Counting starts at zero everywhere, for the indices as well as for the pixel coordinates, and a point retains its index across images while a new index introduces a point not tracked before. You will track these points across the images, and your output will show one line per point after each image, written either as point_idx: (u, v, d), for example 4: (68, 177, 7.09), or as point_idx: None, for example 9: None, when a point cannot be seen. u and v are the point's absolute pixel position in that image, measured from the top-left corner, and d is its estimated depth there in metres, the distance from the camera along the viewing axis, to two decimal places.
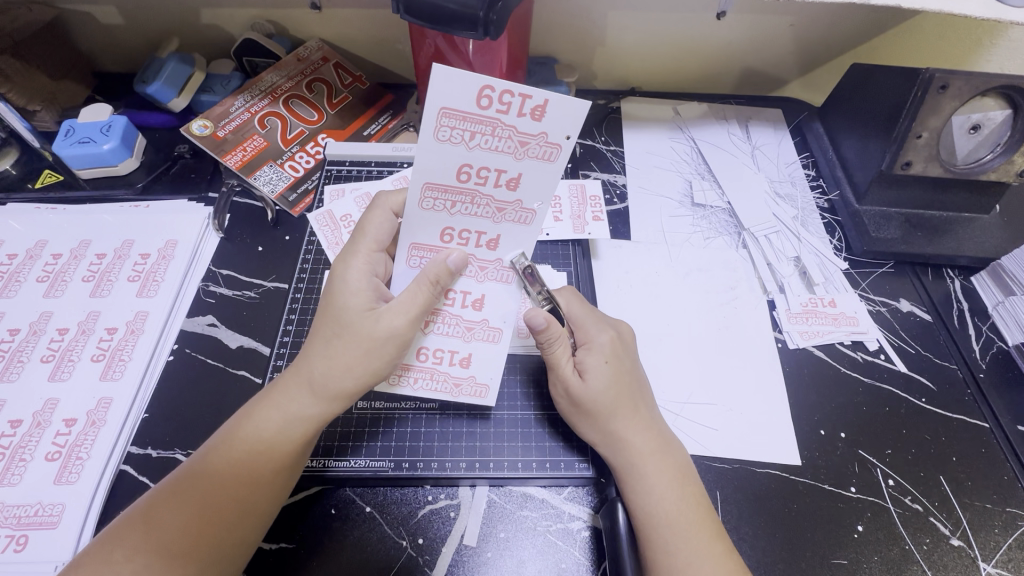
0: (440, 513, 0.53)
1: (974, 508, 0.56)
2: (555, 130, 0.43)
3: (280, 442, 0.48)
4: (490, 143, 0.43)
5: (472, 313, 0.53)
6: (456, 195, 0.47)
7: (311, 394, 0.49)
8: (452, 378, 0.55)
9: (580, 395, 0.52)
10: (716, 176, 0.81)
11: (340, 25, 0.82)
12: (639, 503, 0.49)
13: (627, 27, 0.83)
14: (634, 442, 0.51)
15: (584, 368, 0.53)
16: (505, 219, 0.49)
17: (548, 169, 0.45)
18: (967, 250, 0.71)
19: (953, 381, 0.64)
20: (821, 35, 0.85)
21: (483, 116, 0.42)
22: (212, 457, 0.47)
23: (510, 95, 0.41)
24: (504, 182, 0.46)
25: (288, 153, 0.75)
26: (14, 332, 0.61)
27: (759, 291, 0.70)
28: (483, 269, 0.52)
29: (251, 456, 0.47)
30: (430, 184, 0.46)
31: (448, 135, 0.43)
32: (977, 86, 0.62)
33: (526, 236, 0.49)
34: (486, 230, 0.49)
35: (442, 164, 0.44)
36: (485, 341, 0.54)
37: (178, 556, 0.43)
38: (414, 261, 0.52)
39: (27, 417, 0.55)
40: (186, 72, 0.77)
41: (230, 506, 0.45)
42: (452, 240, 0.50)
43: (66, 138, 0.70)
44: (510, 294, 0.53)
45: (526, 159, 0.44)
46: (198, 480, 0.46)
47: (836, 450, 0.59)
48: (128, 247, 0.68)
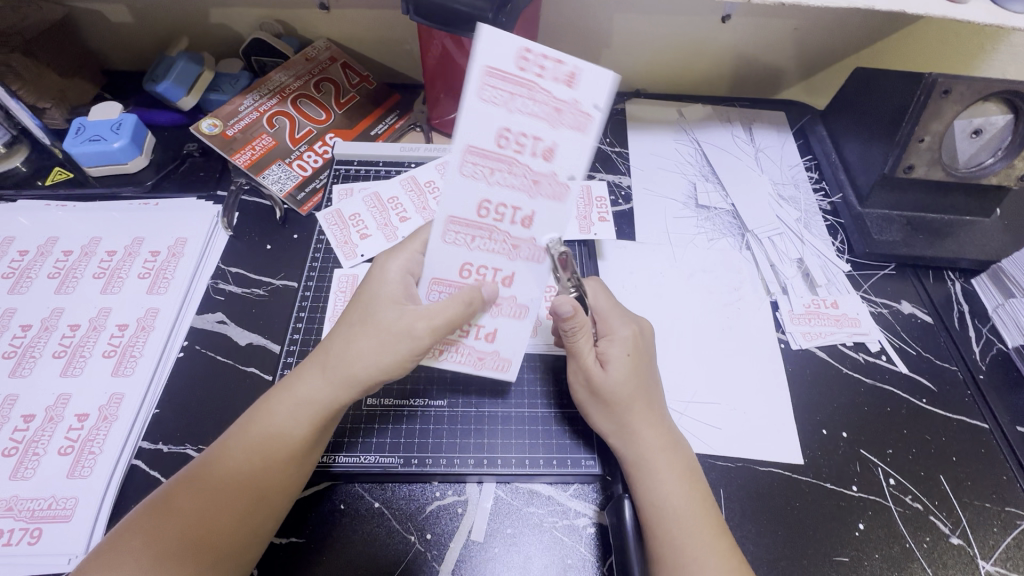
0: (448, 509, 0.53)
1: (974, 508, 0.57)
2: (587, 98, 0.43)
3: (291, 435, 0.48)
4: (528, 107, 0.43)
5: (501, 289, 0.51)
6: (495, 162, 0.45)
7: (322, 387, 0.49)
8: (476, 352, 0.54)
9: (600, 384, 0.53)
10: (720, 177, 0.82)
11: (348, 25, 0.83)
12: (645, 499, 0.50)
13: (633, 29, 0.84)
14: (644, 438, 0.52)
15: (606, 358, 0.54)
16: (540, 193, 0.46)
17: (582, 139, 0.44)
18: (968, 252, 0.72)
19: (953, 382, 0.65)
20: (825, 38, 0.86)
21: (522, 78, 0.42)
22: (225, 450, 0.47)
23: (547, 59, 0.42)
24: (540, 151, 0.44)
25: (296, 152, 0.76)
26: (26, 328, 0.61)
27: (762, 292, 0.71)
28: (515, 247, 0.48)
29: (263, 448, 0.47)
30: (471, 147, 0.44)
31: (491, 94, 0.43)
32: (979, 91, 0.63)
33: (560, 214, 0.46)
34: (521, 205, 0.46)
35: (480, 126, 0.44)
36: (511, 317, 0.52)
37: (190, 548, 0.43)
38: (449, 237, 0.48)
39: (40, 412, 0.56)
40: (195, 71, 0.78)
41: (241, 498, 0.46)
42: (489, 215, 0.47)
43: (76, 136, 0.71)
44: (540, 276, 0.50)
45: (561, 126, 0.43)
46: (211, 472, 0.46)
47: (838, 450, 0.60)
48: (138, 244, 0.69)
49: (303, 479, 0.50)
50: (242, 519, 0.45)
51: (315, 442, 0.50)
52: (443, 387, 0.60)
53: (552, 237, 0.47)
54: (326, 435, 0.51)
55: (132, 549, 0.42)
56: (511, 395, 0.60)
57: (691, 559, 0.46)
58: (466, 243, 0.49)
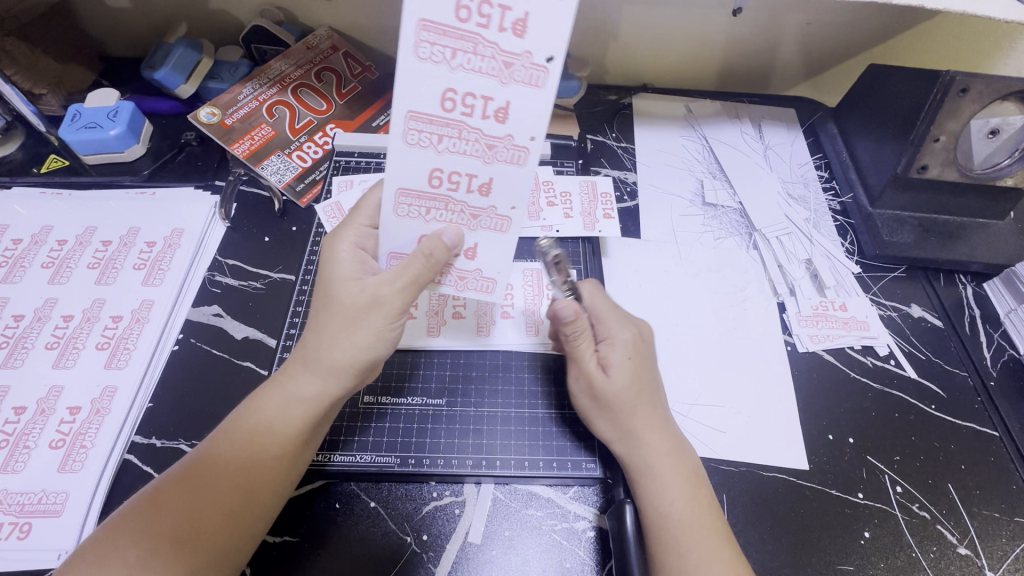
0: (445, 510, 0.52)
1: (983, 518, 0.55)
2: (538, 50, 0.39)
3: (284, 430, 0.47)
4: (473, 64, 0.40)
5: (464, 263, 0.50)
6: (441, 127, 0.42)
7: (313, 382, 0.48)
8: (457, 271, 0.50)
9: (602, 388, 0.52)
10: (727, 174, 0.80)
11: (350, 14, 0.81)
12: (646, 504, 0.49)
13: (641, 22, 0.82)
14: (650, 440, 0.51)
15: (607, 363, 0.53)
16: (513, 79, 0.40)
17: (558, 13, 0.38)
18: (981, 256, 0.71)
19: (964, 389, 0.64)
20: (836, 35, 0.84)
21: (464, 31, 0.38)
22: (217, 446, 0.47)
23: (490, 6, 0.38)
24: (492, 114, 0.41)
25: (296, 142, 0.74)
26: (19, 319, 0.60)
27: (769, 293, 0.70)
28: (489, 147, 0.43)
29: (254, 445, 0.46)
30: (414, 113, 0.41)
31: (428, 53, 0.39)
32: (998, 89, 0.62)
33: (538, 103, 0.41)
34: (492, 95, 0.41)
35: (421, 90, 0.41)
36: (491, 230, 0.48)
37: (180, 546, 0.42)
38: (411, 137, 0.43)
39: (31, 404, 0.55)
40: (194, 58, 0.76)
41: (232, 497, 0.45)
42: (455, 108, 0.41)
43: (72, 124, 0.69)
44: (522, 182, 0.44)
45: (511, 83, 0.40)
46: (202, 470, 0.45)
47: (845, 455, 0.58)
48: (134, 234, 0.68)
49: (295, 478, 0.49)
50: (234, 517, 0.44)
51: (310, 440, 0.49)
52: (439, 386, 0.59)
53: (513, 200, 0.46)
54: (319, 432, 0.50)
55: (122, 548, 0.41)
56: (510, 394, 0.59)
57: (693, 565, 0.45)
58: (433, 145, 0.43)
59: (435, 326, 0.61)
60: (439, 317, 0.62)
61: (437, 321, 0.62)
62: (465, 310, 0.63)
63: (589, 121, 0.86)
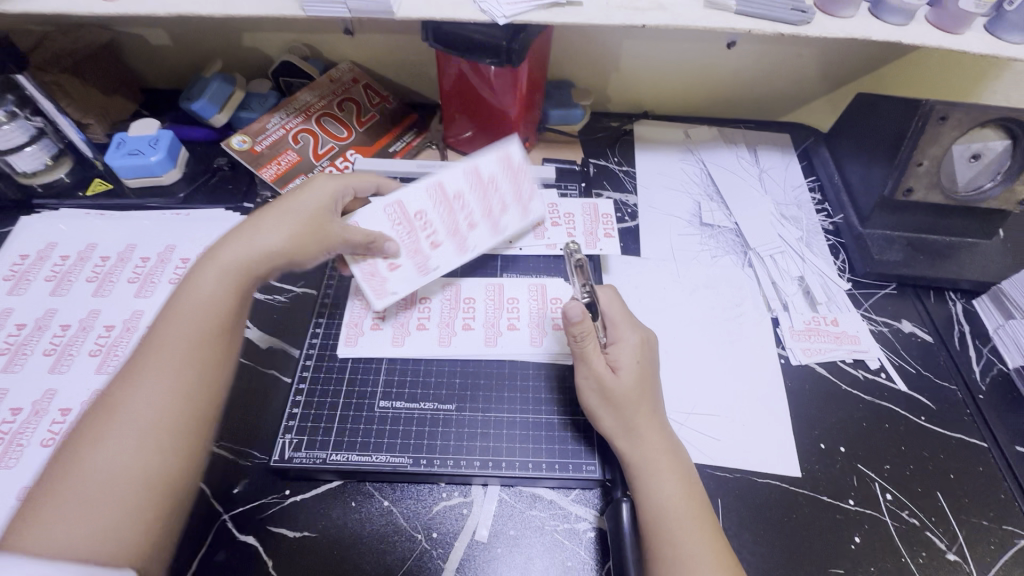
0: (454, 510, 0.56)
1: (971, 525, 0.57)
2: (512, 220, 0.71)
3: (217, 299, 0.51)
4: (478, 198, 0.69)
5: (383, 269, 0.64)
6: (445, 202, 0.67)
7: (242, 251, 0.54)
8: (373, 269, 0.64)
9: (613, 387, 0.56)
10: (724, 197, 0.84)
11: (371, 49, 0.88)
12: (644, 500, 0.51)
13: (640, 55, 0.88)
14: (648, 438, 0.54)
15: (617, 364, 0.57)
16: (489, 219, 0.70)
17: (524, 220, 0.72)
18: (969, 274, 0.74)
19: (953, 401, 0.66)
20: (824, 66, 0.89)
21: (489, 184, 0.70)
22: (153, 336, 0.48)
23: (504, 194, 0.70)
24: (468, 222, 0.69)
25: (319, 167, 0.80)
26: (65, 327, 0.65)
27: (763, 308, 0.73)
28: (455, 231, 0.68)
29: (192, 320, 0.49)
30: (439, 185, 0.67)
31: (469, 172, 0.69)
32: (976, 118, 0.66)
33: (488, 239, 0.69)
34: (475, 221, 0.69)
35: (451, 178, 0.68)
36: (414, 268, 0.66)
37: (148, 428, 0.43)
38: (432, 189, 0.67)
39: (76, 406, 0.59)
40: (228, 91, 0.84)
41: (185, 372, 0.46)
42: (457, 204, 0.68)
43: (117, 150, 0.75)
44: (410, 284, 0.65)
45: (486, 220, 0.70)
46: (148, 358, 0.46)
47: (836, 463, 0.61)
48: (170, 251, 0.73)
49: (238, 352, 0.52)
50: (192, 388, 0.46)
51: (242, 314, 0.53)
52: (450, 391, 0.62)
53: (445, 268, 0.67)
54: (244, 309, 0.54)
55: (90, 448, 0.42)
56: (516, 400, 0.62)
57: (689, 554, 0.48)
58: (436, 203, 0.67)
59: (446, 336, 0.66)
60: (451, 328, 0.67)
61: (449, 332, 0.66)
62: (474, 322, 0.67)
63: (592, 146, 0.91)
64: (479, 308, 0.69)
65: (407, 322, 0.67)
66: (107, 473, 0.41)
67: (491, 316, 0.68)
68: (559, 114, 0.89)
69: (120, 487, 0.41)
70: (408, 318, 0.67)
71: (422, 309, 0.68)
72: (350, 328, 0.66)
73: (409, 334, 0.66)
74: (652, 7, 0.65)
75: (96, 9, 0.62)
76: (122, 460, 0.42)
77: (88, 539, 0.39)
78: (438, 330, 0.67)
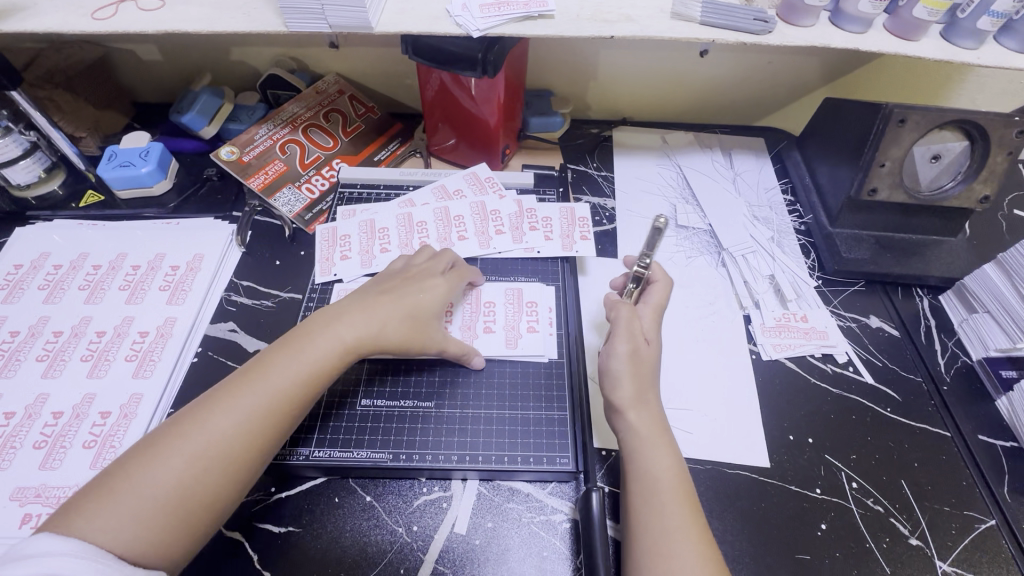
0: (434, 504, 0.58)
1: (933, 512, 0.59)
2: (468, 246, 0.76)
3: (318, 373, 0.53)
4: (442, 217, 0.79)
5: (336, 258, 0.75)
6: (409, 215, 0.79)
7: (362, 329, 0.56)
8: (331, 256, 0.75)
9: (645, 352, 0.60)
10: (699, 200, 0.87)
11: (355, 61, 0.91)
12: (641, 470, 0.53)
13: (617, 64, 0.91)
14: (650, 413, 0.57)
15: (648, 336, 0.62)
16: (444, 237, 0.77)
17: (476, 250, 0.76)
18: (935, 271, 0.77)
19: (918, 393, 0.68)
20: (794, 72, 0.93)
21: (455, 207, 0.80)
22: (259, 375, 0.51)
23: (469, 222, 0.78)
24: (422, 236, 0.76)
25: (305, 176, 0.83)
26: (58, 334, 0.67)
27: (735, 306, 0.75)
28: (406, 240, 0.76)
29: (293, 380, 0.51)
30: (411, 200, 0.81)
31: (439, 194, 0.81)
32: (933, 120, 0.70)
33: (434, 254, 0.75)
34: (430, 236, 0.77)
35: (422, 195, 0.81)
36: (359, 262, 0.74)
37: (213, 460, 0.46)
38: (402, 203, 0.80)
39: (67, 409, 0.61)
40: (217, 103, 0.86)
41: (264, 428, 0.49)
42: (420, 219, 0.78)
43: (109, 162, 0.78)
44: (355, 274, 0.73)
45: (439, 236, 0.77)
46: (248, 390, 0.49)
47: (804, 454, 0.63)
48: (160, 259, 0.75)
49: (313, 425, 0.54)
50: (265, 442, 0.49)
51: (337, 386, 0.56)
52: (429, 389, 0.64)
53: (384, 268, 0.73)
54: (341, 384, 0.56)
55: (168, 453, 0.45)
56: (493, 397, 0.64)
57: (677, 526, 0.49)
58: (400, 214, 0.79)
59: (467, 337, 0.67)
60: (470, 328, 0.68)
61: (471, 333, 0.68)
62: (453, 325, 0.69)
63: (572, 152, 0.94)
64: (499, 310, 0.70)
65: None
66: (164, 486, 0.44)
67: (510, 318, 0.70)
68: (539, 122, 0.92)
69: (165, 505, 0.43)
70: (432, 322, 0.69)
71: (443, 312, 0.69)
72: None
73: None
74: (621, 19, 0.68)
75: (87, 26, 0.65)
76: (177, 481, 0.44)
77: (129, 545, 0.41)
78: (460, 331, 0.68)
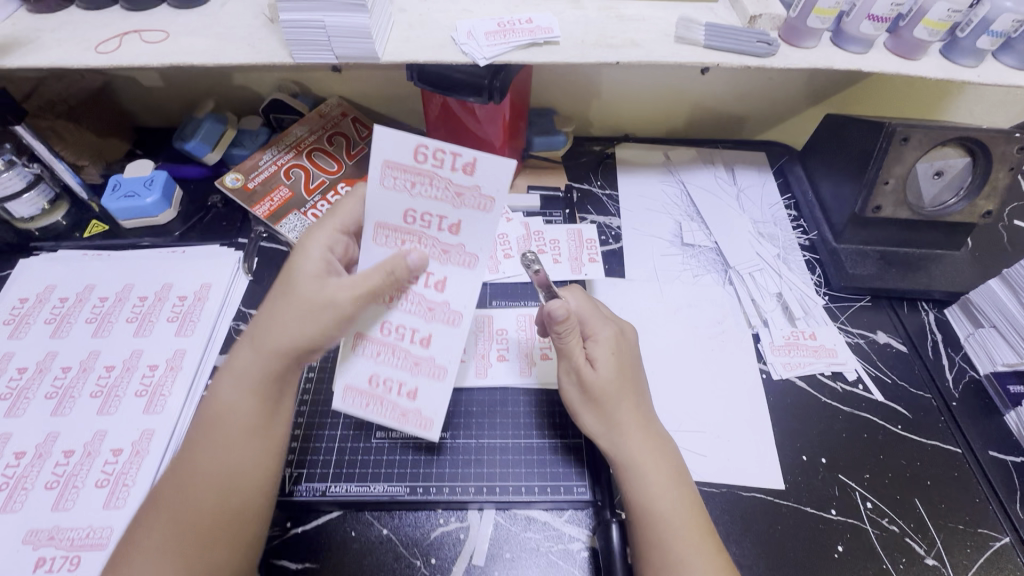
0: (451, 535, 0.57)
1: (948, 530, 0.60)
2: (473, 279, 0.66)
3: (233, 415, 0.52)
4: None
5: None
6: None
7: (256, 353, 0.53)
8: None
9: (590, 379, 0.58)
10: (703, 217, 0.87)
11: (358, 84, 0.91)
12: (638, 499, 0.54)
13: (618, 83, 0.92)
14: (634, 436, 0.56)
15: (593, 357, 0.59)
16: None
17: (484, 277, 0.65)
18: (939, 285, 0.77)
19: (928, 409, 0.69)
20: (795, 87, 0.93)
21: None
22: (195, 436, 0.52)
23: None
24: None
25: (311, 202, 0.82)
26: (66, 369, 0.67)
27: (744, 325, 0.76)
28: None
29: (214, 432, 0.51)
30: None
31: None
32: (935, 138, 0.71)
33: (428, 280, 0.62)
34: None
35: None
36: None
37: (182, 526, 0.48)
38: None
39: (79, 447, 0.61)
40: (218, 130, 0.87)
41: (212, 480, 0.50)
42: None
43: (113, 193, 0.77)
44: None
45: None
46: (190, 455, 0.51)
47: (817, 475, 0.63)
48: (167, 289, 0.75)
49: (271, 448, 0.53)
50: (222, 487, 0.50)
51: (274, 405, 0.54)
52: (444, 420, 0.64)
53: None
54: (277, 397, 0.54)
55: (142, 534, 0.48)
56: (508, 426, 0.64)
57: (678, 556, 0.50)
58: None
59: (440, 365, 0.55)
60: (448, 301, 0.54)
61: (458, 245, 0.52)
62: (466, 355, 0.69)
63: (576, 171, 0.94)
64: (422, 207, 0.51)
65: (403, 350, 0.55)
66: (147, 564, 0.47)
67: (438, 193, 0.49)
68: (542, 141, 0.92)
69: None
70: (391, 350, 0.55)
71: (396, 333, 0.55)
72: (391, 416, 0.55)
73: (417, 385, 0.55)
74: (625, 44, 0.68)
75: (92, 61, 0.65)
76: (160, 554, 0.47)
77: None
78: (428, 364, 0.55)
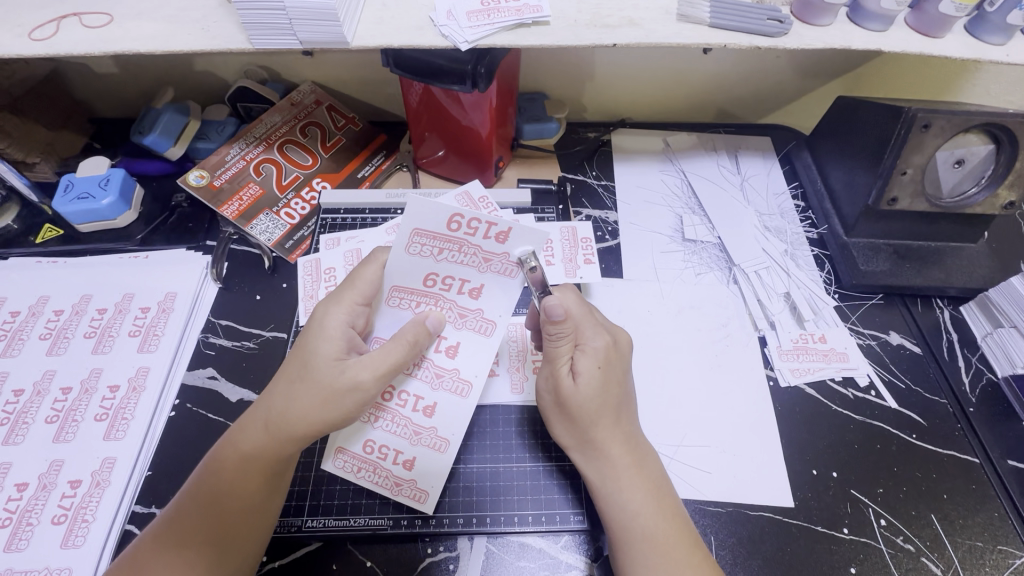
0: (441, 566, 0.54)
1: (966, 547, 0.57)
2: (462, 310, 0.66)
3: (232, 492, 0.49)
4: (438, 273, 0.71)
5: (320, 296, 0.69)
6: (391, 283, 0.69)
7: (265, 431, 0.50)
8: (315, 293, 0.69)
9: (569, 395, 0.51)
10: (704, 209, 0.82)
11: (332, 68, 0.84)
12: (614, 516, 0.50)
13: (615, 64, 0.85)
14: (610, 452, 0.51)
15: (576, 370, 0.52)
16: None
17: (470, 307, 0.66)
18: (956, 280, 0.73)
19: (943, 416, 0.65)
20: (804, 66, 0.87)
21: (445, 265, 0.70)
22: (185, 508, 0.48)
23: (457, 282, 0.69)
24: None
25: (283, 200, 0.77)
26: (18, 393, 0.61)
27: (749, 327, 0.71)
28: None
29: (208, 505, 0.48)
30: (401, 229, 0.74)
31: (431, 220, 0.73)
32: (959, 125, 0.65)
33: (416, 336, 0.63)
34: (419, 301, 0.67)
35: None
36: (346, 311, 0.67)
37: None
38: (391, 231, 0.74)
39: (33, 480, 0.56)
40: (181, 122, 0.80)
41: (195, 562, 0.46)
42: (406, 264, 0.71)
43: (65, 195, 0.71)
44: None
45: None
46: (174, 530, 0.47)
47: (828, 490, 0.60)
48: (129, 300, 0.69)
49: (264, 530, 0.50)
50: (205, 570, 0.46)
51: (277, 488, 0.51)
52: None
53: None
54: (282, 479, 0.51)
55: None
56: (498, 450, 0.60)
57: None
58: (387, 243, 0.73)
59: (441, 436, 0.57)
60: (458, 368, 0.58)
61: (475, 310, 0.56)
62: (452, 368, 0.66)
63: (570, 161, 0.88)
64: (444, 271, 0.53)
65: (404, 418, 0.57)
66: None
67: (465, 259, 0.51)
68: (533, 128, 0.85)
69: None
70: (393, 417, 0.57)
71: (400, 399, 0.57)
72: (384, 485, 0.56)
73: (414, 456, 0.56)
74: (624, 23, 0.61)
75: (25, 50, 0.57)
76: None
77: None
78: (429, 434, 0.57)
